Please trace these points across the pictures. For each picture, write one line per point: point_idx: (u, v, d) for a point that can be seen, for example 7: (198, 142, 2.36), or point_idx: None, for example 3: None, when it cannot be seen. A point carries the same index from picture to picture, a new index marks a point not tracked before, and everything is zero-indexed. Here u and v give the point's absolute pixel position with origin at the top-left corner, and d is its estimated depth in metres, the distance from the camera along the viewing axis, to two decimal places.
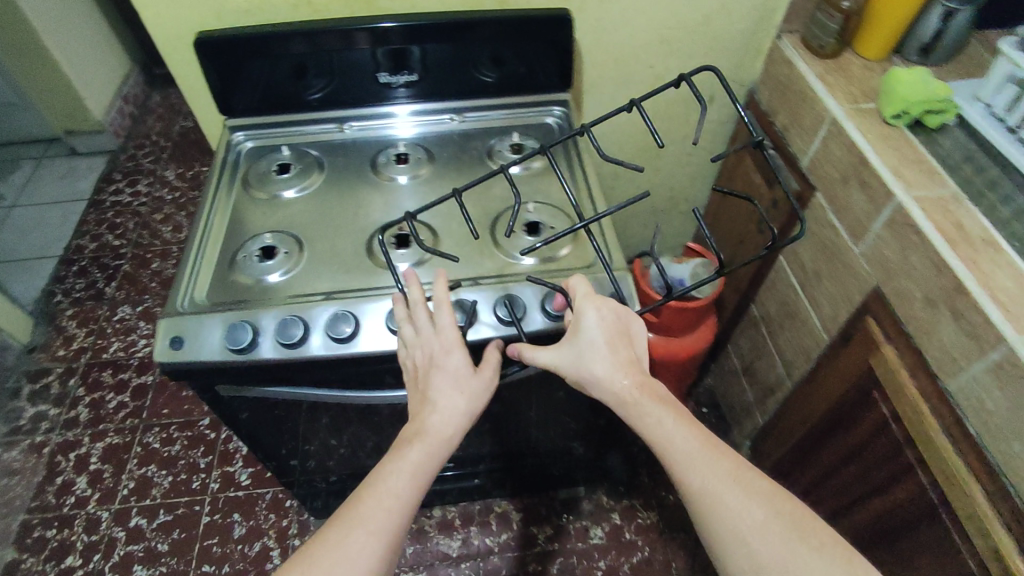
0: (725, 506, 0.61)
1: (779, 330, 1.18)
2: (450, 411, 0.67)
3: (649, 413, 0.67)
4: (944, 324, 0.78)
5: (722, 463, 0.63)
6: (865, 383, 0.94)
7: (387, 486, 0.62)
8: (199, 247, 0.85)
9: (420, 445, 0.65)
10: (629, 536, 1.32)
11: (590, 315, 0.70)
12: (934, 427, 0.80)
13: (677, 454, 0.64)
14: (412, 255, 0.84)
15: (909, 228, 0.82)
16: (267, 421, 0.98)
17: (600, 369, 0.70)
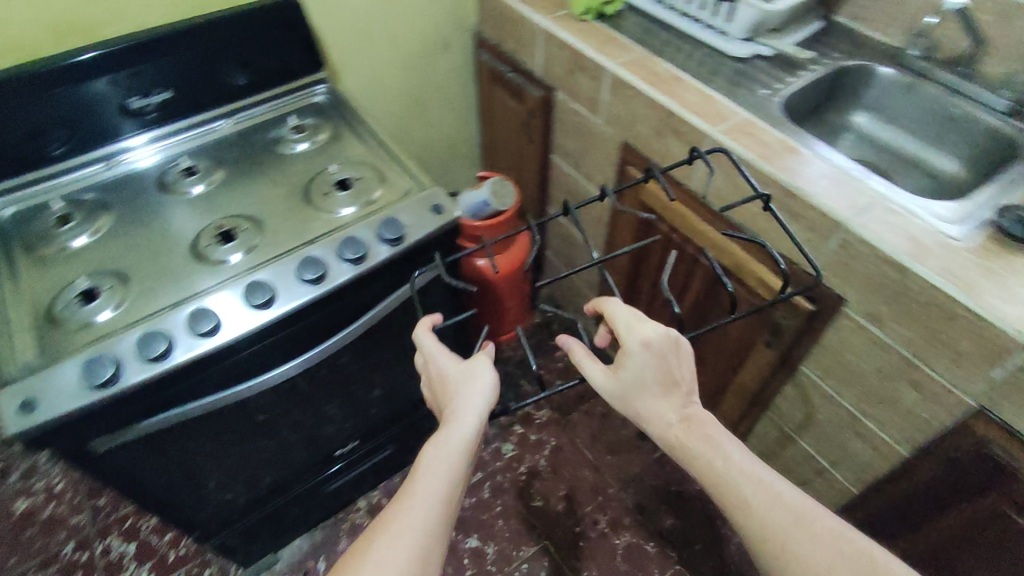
0: (777, 536, 0.63)
1: (576, 213, 1.41)
2: (458, 437, 0.68)
3: (691, 448, 0.69)
4: (671, 144, 1.04)
5: (772, 496, 0.65)
6: (644, 216, 1.18)
7: (407, 518, 0.63)
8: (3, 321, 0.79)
9: (434, 473, 0.66)
10: (534, 437, 1.49)
11: (631, 345, 0.70)
12: (695, 218, 1.06)
13: (714, 471, 0.68)
14: (241, 243, 0.87)
15: (623, 87, 1.07)
16: (154, 477, 0.93)
17: (645, 402, 0.71)
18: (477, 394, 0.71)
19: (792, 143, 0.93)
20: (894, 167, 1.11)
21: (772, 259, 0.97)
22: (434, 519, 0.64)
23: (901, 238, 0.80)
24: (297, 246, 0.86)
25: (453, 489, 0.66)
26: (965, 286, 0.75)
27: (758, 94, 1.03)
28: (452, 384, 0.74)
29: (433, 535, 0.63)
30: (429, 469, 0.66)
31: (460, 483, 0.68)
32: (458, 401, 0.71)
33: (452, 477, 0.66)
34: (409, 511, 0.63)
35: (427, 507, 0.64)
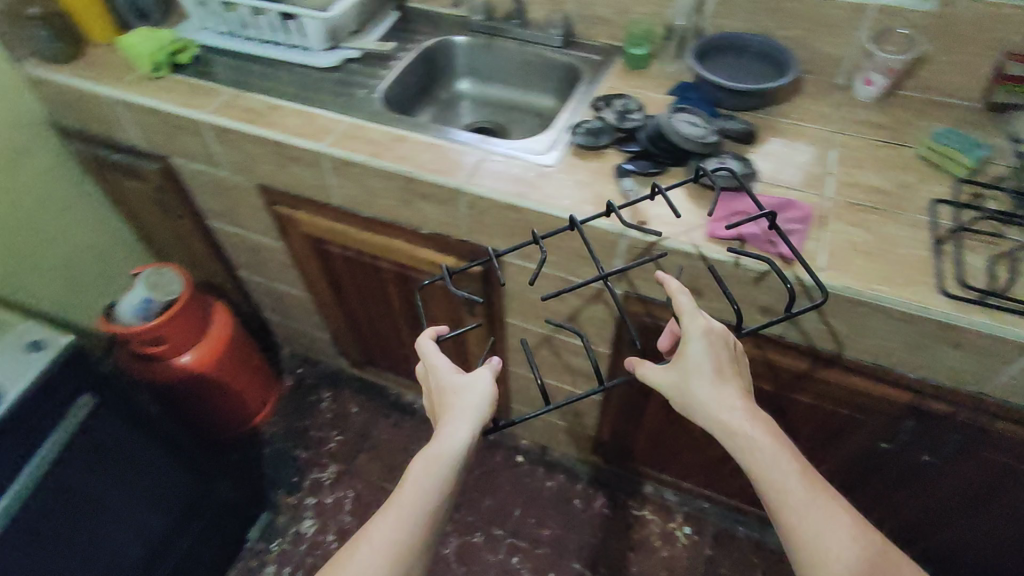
0: (795, 517, 0.60)
1: (264, 266, 1.32)
2: (448, 444, 0.64)
3: (736, 440, 0.64)
4: (299, 173, 1.00)
5: (800, 480, 0.62)
6: (315, 245, 1.14)
7: (377, 538, 0.61)
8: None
9: (417, 488, 0.63)
10: (331, 499, 1.39)
11: (696, 335, 0.69)
12: (355, 232, 1.05)
13: (778, 477, 0.62)
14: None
15: (226, 132, 1.00)
16: None
17: (721, 401, 0.66)
18: (466, 404, 0.67)
19: (398, 134, 0.97)
20: (508, 117, 1.21)
21: (432, 241, 1.00)
22: (401, 540, 0.61)
23: (507, 183, 0.88)
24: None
25: (432, 507, 0.63)
26: (565, 202, 0.86)
27: (358, 96, 1.05)
28: (448, 394, 0.69)
29: (400, 557, 0.60)
30: (413, 486, 0.63)
31: (439, 506, 0.64)
32: (454, 409, 0.67)
33: (430, 496, 0.63)
34: (378, 530, 0.61)
35: (402, 529, 0.61)
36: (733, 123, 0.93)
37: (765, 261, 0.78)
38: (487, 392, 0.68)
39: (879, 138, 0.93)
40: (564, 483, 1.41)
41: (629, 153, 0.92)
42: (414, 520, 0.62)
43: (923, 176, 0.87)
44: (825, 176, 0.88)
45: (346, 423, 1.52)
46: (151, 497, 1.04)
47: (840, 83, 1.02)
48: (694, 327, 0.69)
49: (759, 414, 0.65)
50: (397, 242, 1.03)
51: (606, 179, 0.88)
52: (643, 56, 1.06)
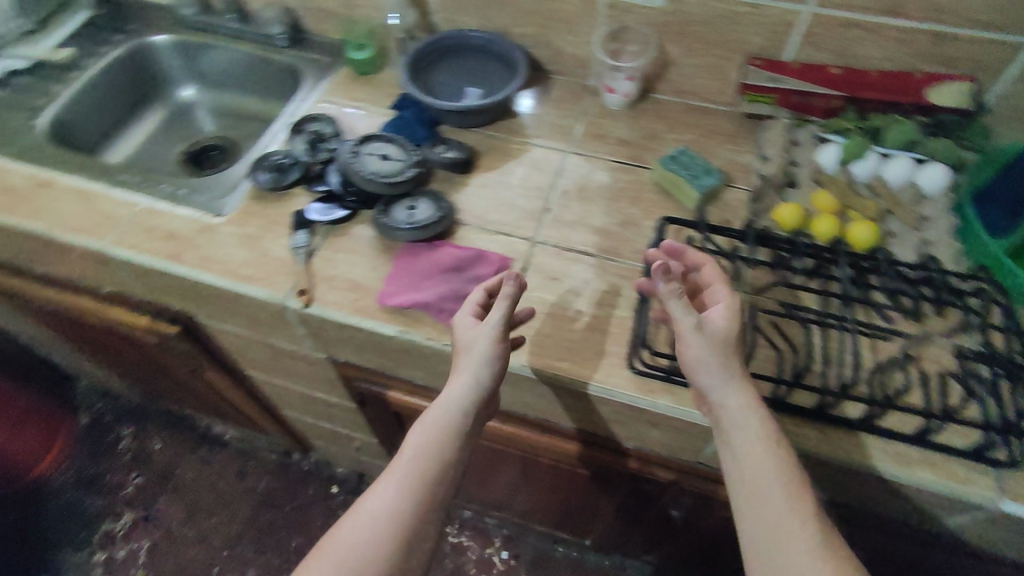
0: (763, 522, 0.47)
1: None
2: (475, 346, 0.58)
3: (739, 437, 0.50)
4: None
5: (788, 516, 0.46)
6: (12, 300, 0.96)
7: (356, 521, 0.51)
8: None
9: (447, 400, 0.57)
10: (123, 553, 1.29)
11: (721, 309, 0.55)
12: (33, 287, 0.88)
13: (772, 489, 0.48)
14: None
15: None
16: None
17: (722, 386, 0.52)
18: (471, 358, 0.58)
19: (47, 175, 0.79)
20: (247, 130, 1.04)
21: (117, 298, 0.84)
22: (400, 520, 0.51)
23: (158, 242, 0.72)
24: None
25: (440, 483, 0.54)
26: (221, 265, 0.71)
27: (15, 121, 0.84)
28: (473, 302, 0.62)
29: (396, 541, 0.50)
30: (416, 454, 0.54)
31: (441, 489, 0.54)
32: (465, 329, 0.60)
33: (442, 447, 0.55)
34: (373, 506, 0.52)
35: (397, 516, 0.51)
36: (444, 150, 0.78)
37: (437, 336, 0.65)
38: (508, 294, 0.60)
39: (615, 158, 0.81)
40: None
41: (322, 194, 0.76)
42: (404, 518, 0.51)
43: (648, 209, 0.75)
44: (540, 215, 0.75)
45: (147, 463, 1.40)
46: None
47: (591, 87, 0.89)
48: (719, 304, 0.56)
49: (764, 417, 0.51)
50: (78, 300, 0.86)
51: (282, 231, 0.73)
52: (367, 60, 0.89)
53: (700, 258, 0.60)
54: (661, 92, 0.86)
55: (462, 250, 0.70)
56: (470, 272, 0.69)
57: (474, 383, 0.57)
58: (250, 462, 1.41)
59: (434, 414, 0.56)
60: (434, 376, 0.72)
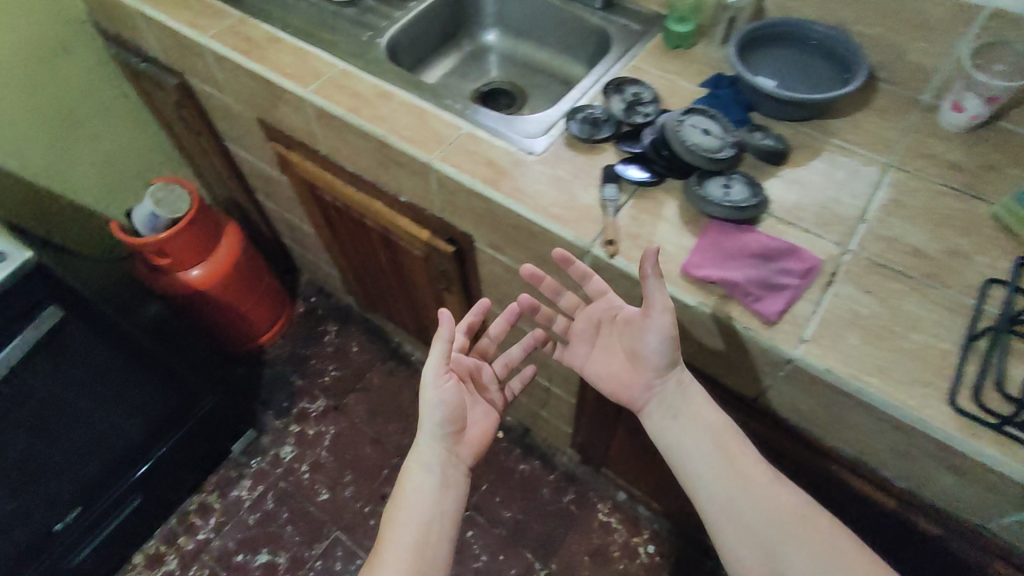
0: (741, 538, 0.65)
1: (274, 195, 1.30)
2: (442, 394, 0.76)
3: (710, 474, 0.68)
4: (286, 113, 0.95)
5: (730, 468, 0.68)
6: (308, 190, 1.10)
7: (399, 539, 0.70)
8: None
9: (421, 459, 0.76)
10: (313, 432, 1.46)
11: (584, 327, 0.78)
12: (340, 183, 1.00)
13: (747, 510, 0.65)
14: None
15: (222, 60, 0.96)
16: None
17: (681, 431, 0.71)
18: (430, 417, 0.76)
19: (388, 88, 0.88)
20: (533, 81, 1.09)
21: (410, 208, 0.92)
22: (427, 525, 0.71)
23: (479, 166, 0.79)
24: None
25: (446, 490, 0.74)
26: (534, 198, 0.75)
27: (362, 38, 0.97)
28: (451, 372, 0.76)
29: (428, 548, 0.70)
30: (416, 464, 0.76)
31: (450, 505, 0.74)
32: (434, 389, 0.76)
33: (433, 484, 0.74)
34: (403, 521, 0.71)
35: (421, 518, 0.72)
36: (762, 137, 0.77)
37: (740, 318, 0.65)
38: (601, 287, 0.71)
39: (946, 182, 0.74)
40: (537, 469, 1.38)
41: (630, 154, 0.78)
42: (429, 525, 0.71)
43: (982, 243, 0.69)
44: (856, 223, 0.71)
45: (344, 361, 1.56)
46: (110, 408, 1.09)
47: (924, 102, 0.82)
48: (581, 326, 0.78)
49: (730, 447, 0.69)
50: (374, 202, 0.97)
51: (590, 181, 0.76)
52: (685, 34, 0.90)
53: (601, 289, 0.71)
54: (1011, 121, 0.78)
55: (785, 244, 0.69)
56: (788, 266, 0.67)
57: (445, 404, 0.76)
58: None
59: (419, 448, 0.77)
60: (704, 354, 0.72)
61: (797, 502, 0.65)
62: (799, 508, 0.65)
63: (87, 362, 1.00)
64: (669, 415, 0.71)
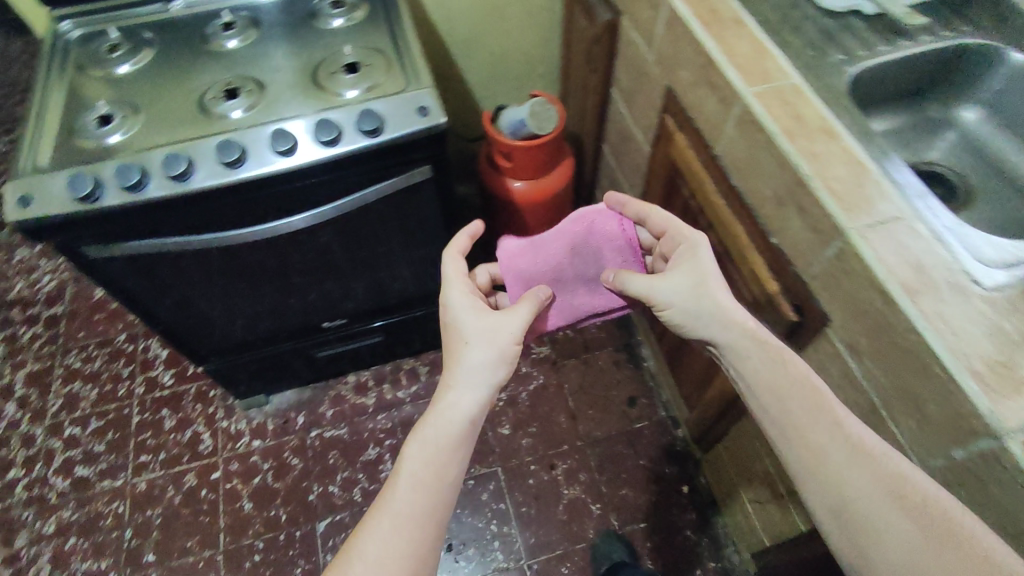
0: (843, 472, 0.60)
1: (621, 158, 1.32)
2: (460, 406, 0.75)
3: (777, 381, 0.68)
4: (707, 98, 0.90)
5: (779, 366, 0.70)
6: (671, 175, 1.07)
7: (414, 479, 0.69)
8: (34, 112, 0.92)
9: (417, 469, 0.70)
10: (525, 369, 1.49)
11: None
12: (713, 190, 0.95)
13: (832, 460, 0.62)
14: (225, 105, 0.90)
15: (676, 21, 0.93)
16: (153, 290, 1.01)
17: (711, 322, 0.75)
18: (445, 418, 0.74)
19: (837, 127, 0.77)
20: (988, 184, 0.89)
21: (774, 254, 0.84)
22: (423, 506, 0.67)
23: (906, 267, 0.65)
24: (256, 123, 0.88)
25: (439, 485, 0.69)
26: (956, 337, 0.60)
27: (829, 58, 0.86)
28: (461, 345, 0.79)
29: (420, 524, 0.66)
30: (431, 428, 0.73)
31: (439, 494, 0.69)
32: (468, 357, 0.78)
33: (427, 471, 0.70)
34: (376, 528, 0.65)
35: (418, 496, 0.68)
36: None
37: None
38: (501, 338, 0.79)
39: None
40: (703, 546, 1.27)
41: None
42: (422, 508, 0.67)
43: None
44: None
45: (582, 328, 1.55)
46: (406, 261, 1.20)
47: None
48: None
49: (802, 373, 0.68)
50: (736, 227, 0.90)
51: None
52: None
53: None
54: None
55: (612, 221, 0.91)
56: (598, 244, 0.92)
57: (476, 404, 0.75)
58: (644, 399, 1.45)
59: (446, 404, 0.75)
60: None
61: (842, 427, 0.63)
62: (863, 446, 0.61)
63: (415, 223, 1.09)
64: (696, 315, 0.76)
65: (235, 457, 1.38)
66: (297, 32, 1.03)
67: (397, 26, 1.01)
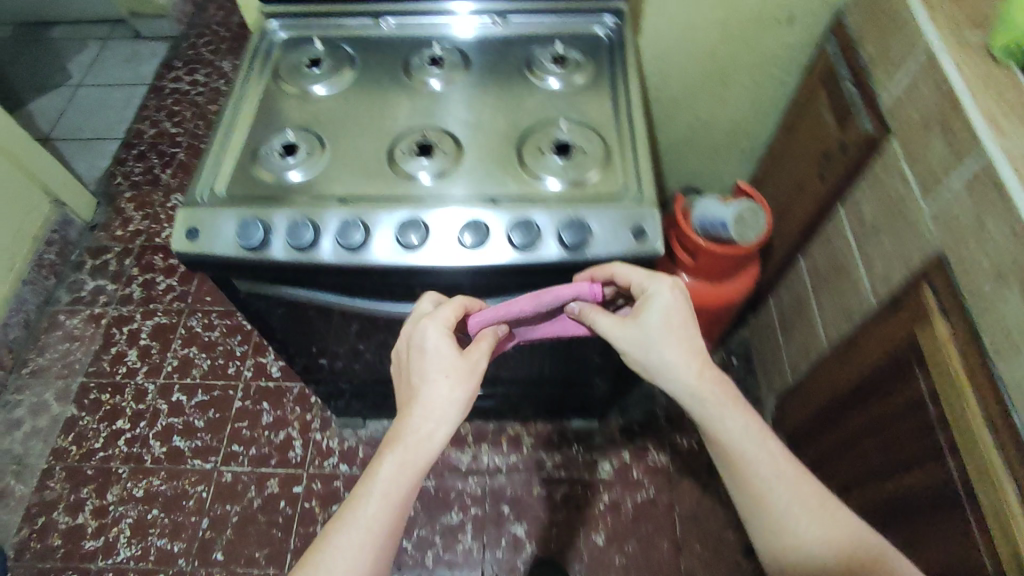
0: (783, 515, 0.63)
1: (825, 287, 1.09)
2: (425, 432, 0.66)
3: (731, 427, 0.66)
4: (1011, 302, 0.67)
5: (742, 419, 0.66)
6: (904, 354, 0.84)
7: (371, 508, 0.63)
8: (225, 119, 0.86)
9: (378, 495, 0.63)
10: (636, 475, 1.32)
11: None
12: (976, 414, 0.71)
13: (778, 500, 0.63)
14: (418, 167, 0.79)
15: (990, 186, 0.70)
16: (292, 325, 0.94)
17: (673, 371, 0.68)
18: (409, 443, 0.65)
19: None
20: None
21: None
22: (382, 536, 0.62)
23: None
24: (447, 199, 0.77)
25: (399, 510, 0.64)
26: None
27: None
28: (426, 367, 0.69)
29: (378, 549, 0.62)
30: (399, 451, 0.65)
31: (400, 512, 0.64)
32: (436, 383, 0.67)
33: (384, 499, 0.63)
34: (333, 558, 0.60)
35: (379, 521, 0.63)
36: None
37: None
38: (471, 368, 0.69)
39: None
40: None
41: None
42: (381, 535, 0.62)
43: None
44: None
45: None
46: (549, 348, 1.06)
47: None
48: None
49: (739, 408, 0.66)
50: (1004, 483, 0.67)
51: None
52: None
53: None
54: None
55: (577, 284, 0.71)
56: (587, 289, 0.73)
57: (444, 428, 0.67)
58: None
59: (420, 426, 0.66)
60: None
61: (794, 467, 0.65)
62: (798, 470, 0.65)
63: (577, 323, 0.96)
64: (662, 368, 0.68)
65: (319, 476, 1.34)
66: (509, 84, 0.90)
67: (624, 103, 0.86)
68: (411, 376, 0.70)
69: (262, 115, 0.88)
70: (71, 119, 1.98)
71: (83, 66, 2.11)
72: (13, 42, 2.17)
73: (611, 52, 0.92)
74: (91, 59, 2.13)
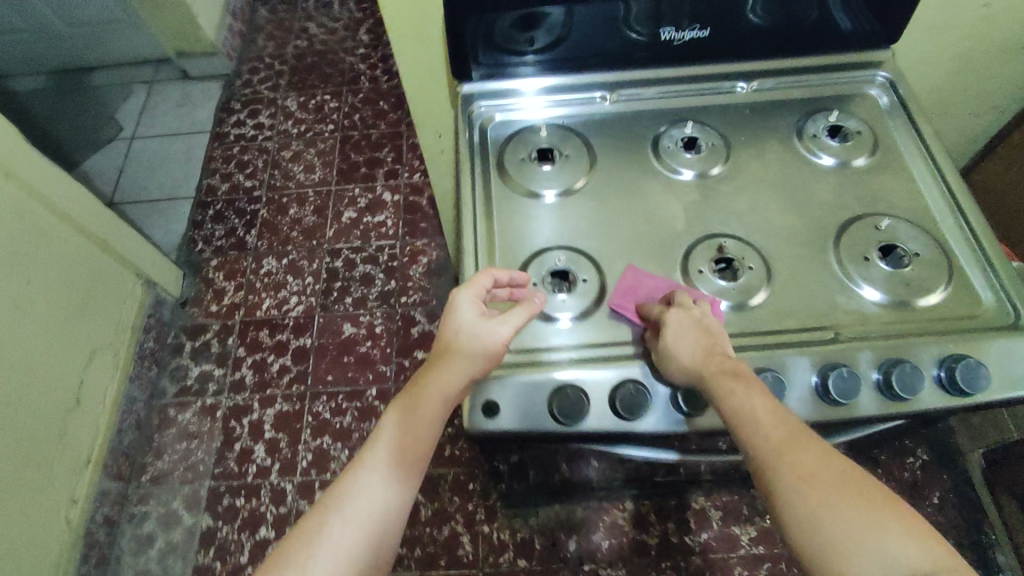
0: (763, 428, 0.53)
1: None
2: (431, 391, 0.59)
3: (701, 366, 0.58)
4: None
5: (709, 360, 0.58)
6: None
7: (379, 473, 0.56)
8: (468, 246, 0.71)
9: (385, 459, 0.57)
10: None
11: None
12: None
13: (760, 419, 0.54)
14: (728, 295, 0.66)
15: None
16: (542, 459, 0.83)
17: (681, 337, 0.60)
18: (417, 406, 0.58)
19: None
20: None
21: None
22: (387, 507, 0.55)
23: None
24: (787, 340, 0.63)
25: (407, 477, 0.57)
26: None
27: None
28: (450, 331, 0.61)
29: (384, 519, 0.55)
30: (416, 422, 0.58)
31: (406, 484, 0.56)
32: (450, 345, 0.60)
33: (386, 465, 0.57)
34: (336, 525, 0.54)
35: (381, 488, 0.55)
36: None
37: None
38: (491, 329, 0.60)
39: None
40: None
41: None
42: (382, 506, 0.55)
43: None
44: None
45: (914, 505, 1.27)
46: None
47: None
48: None
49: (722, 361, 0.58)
50: None
51: None
52: None
53: None
54: None
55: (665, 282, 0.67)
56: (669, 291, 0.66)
57: (451, 388, 0.59)
58: None
59: (424, 388, 0.59)
60: None
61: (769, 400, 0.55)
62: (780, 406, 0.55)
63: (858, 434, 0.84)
64: (675, 330, 0.60)
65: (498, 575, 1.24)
66: (788, 167, 0.76)
67: (943, 189, 0.72)
68: (441, 349, 0.61)
69: (505, 234, 0.73)
70: (132, 179, 1.81)
71: (134, 117, 1.94)
72: (52, 94, 2.00)
73: (896, 120, 0.78)
74: (140, 108, 1.96)
